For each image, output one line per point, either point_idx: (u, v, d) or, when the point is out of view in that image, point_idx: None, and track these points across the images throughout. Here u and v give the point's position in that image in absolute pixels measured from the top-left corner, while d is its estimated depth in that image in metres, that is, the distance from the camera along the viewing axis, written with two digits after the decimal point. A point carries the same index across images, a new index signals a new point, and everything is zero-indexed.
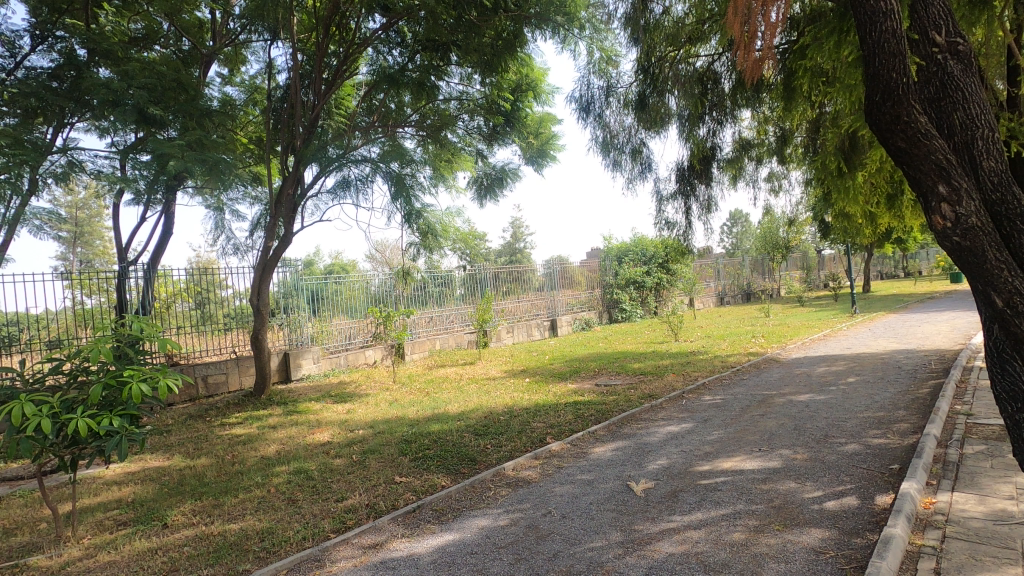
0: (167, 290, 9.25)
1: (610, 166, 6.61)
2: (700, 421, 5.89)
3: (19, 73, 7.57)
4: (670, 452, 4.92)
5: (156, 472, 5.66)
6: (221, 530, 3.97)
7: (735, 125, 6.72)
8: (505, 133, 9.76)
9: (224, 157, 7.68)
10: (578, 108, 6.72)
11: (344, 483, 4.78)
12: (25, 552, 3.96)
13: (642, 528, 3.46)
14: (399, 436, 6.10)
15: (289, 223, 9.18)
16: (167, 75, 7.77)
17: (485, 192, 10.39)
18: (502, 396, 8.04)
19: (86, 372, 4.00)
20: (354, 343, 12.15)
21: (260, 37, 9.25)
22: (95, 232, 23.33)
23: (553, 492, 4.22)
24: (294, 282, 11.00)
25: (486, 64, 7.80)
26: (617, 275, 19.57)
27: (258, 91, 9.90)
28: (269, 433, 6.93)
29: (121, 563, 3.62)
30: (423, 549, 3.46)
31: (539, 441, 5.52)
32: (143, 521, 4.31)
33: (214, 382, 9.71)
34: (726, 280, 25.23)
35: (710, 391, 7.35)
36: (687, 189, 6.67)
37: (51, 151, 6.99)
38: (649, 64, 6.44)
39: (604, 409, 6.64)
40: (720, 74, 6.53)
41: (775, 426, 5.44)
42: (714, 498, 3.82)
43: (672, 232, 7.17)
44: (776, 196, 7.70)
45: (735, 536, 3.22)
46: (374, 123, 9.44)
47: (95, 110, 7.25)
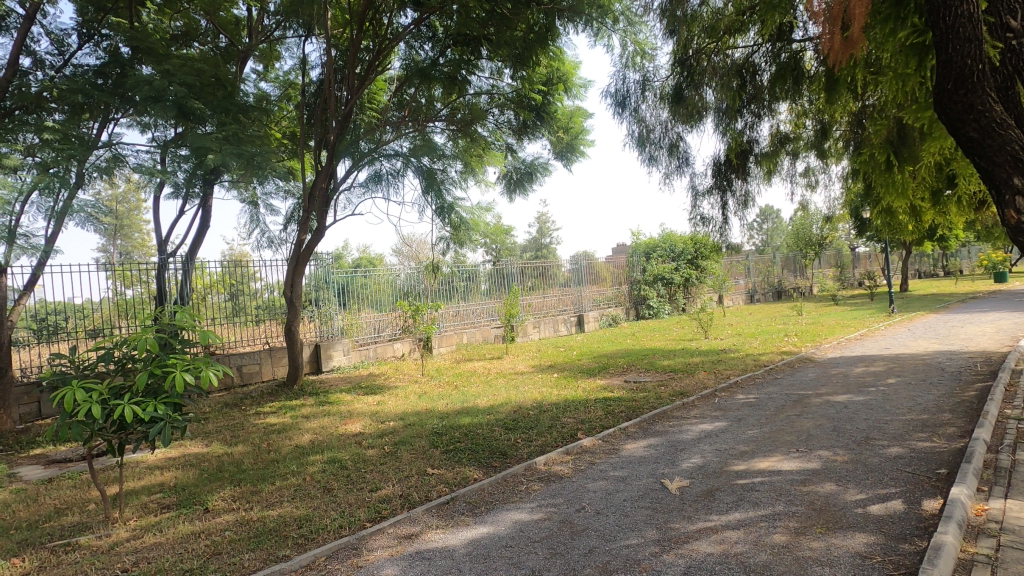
0: (204, 282, 9.49)
1: (646, 162, 6.52)
2: (734, 420, 5.79)
3: (66, 70, 7.87)
4: (703, 451, 4.85)
5: (196, 458, 5.82)
6: (261, 516, 4.06)
7: (773, 118, 6.52)
8: (536, 128, 9.75)
9: (259, 150, 7.84)
10: (614, 103, 6.64)
11: (377, 473, 4.85)
12: (76, 532, 4.13)
13: (679, 526, 3.42)
14: (430, 429, 6.15)
15: (322, 216, 9.31)
16: (207, 71, 7.99)
17: (515, 186, 10.43)
18: (531, 390, 8.06)
19: (133, 359, 4.09)
20: (383, 336, 12.30)
21: (295, 32, 9.40)
22: (134, 226, 23.95)
23: (586, 488, 4.20)
24: (323, 275, 11.19)
25: (518, 57, 7.78)
26: (645, 271, 19.28)
27: (292, 87, 10.14)
28: (303, 423, 7.07)
29: (166, 545, 3.73)
30: (458, 540, 3.48)
31: (571, 437, 5.51)
32: (185, 505, 4.43)
33: (248, 372, 9.98)
34: (757, 277, 24.75)
35: (743, 391, 7.20)
36: (723, 183, 6.54)
37: (96, 145, 7.21)
38: (685, 55, 6.38)
39: (634, 405, 6.57)
40: (759, 66, 6.32)
41: (813, 426, 5.32)
42: (752, 498, 3.75)
43: (707, 228, 7.04)
44: (812, 191, 7.48)
45: (776, 538, 3.15)
46: (405, 119, 9.51)
47: (137, 106, 7.42)
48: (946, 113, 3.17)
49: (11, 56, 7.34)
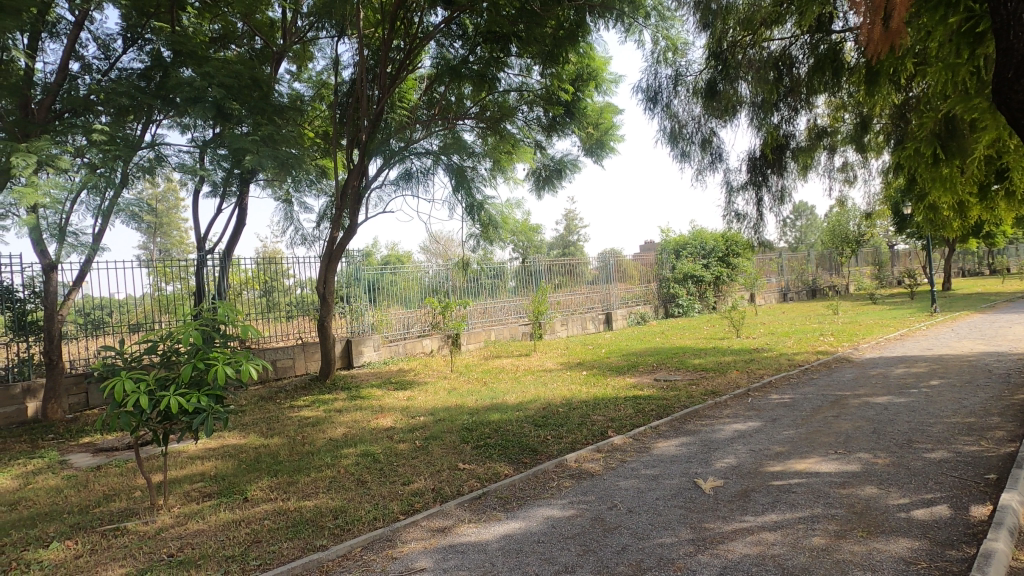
0: (239, 278, 9.75)
1: (678, 157, 6.50)
2: (768, 420, 5.67)
3: (112, 74, 8.18)
4: (737, 450, 4.78)
5: (235, 449, 5.99)
6: (298, 506, 4.16)
7: (810, 112, 6.37)
8: (565, 124, 9.71)
9: (293, 151, 7.99)
10: (645, 98, 6.62)
11: (409, 467, 4.91)
12: (124, 517, 4.30)
13: (713, 526, 3.38)
14: (460, 424, 6.21)
15: (354, 214, 9.44)
16: (244, 73, 8.20)
17: (544, 183, 10.45)
18: (560, 388, 8.03)
19: (177, 352, 4.23)
20: (412, 332, 12.44)
21: (328, 33, 9.58)
22: (174, 224, 24.78)
23: (617, 486, 4.18)
24: (353, 272, 11.41)
25: (548, 54, 7.79)
26: (674, 269, 19.00)
27: (325, 87, 10.32)
28: (336, 416, 7.22)
29: (209, 532, 3.86)
30: (490, 535, 3.51)
31: (600, 434, 5.49)
32: (226, 494, 4.57)
33: (282, 366, 10.25)
34: (789, 275, 24.19)
35: (778, 390, 7.06)
36: (758, 179, 6.44)
37: (140, 146, 7.45)
38: (720, 48, 6.24)
39: (665, 404, 6.50)
40: (796, 58, 6.09)
41: (851, 428, 5.18)
42: (789, 499, 3.68)
43: (741, 225, 6.91)
44: (851, 187, 7.27)
45: (814, 541, 3.09)
46: (435, 117, 9.64)
47: (178, 107, 7.64)
48: (1006, 102, 3.17)
49: (62, 62, 7.69)
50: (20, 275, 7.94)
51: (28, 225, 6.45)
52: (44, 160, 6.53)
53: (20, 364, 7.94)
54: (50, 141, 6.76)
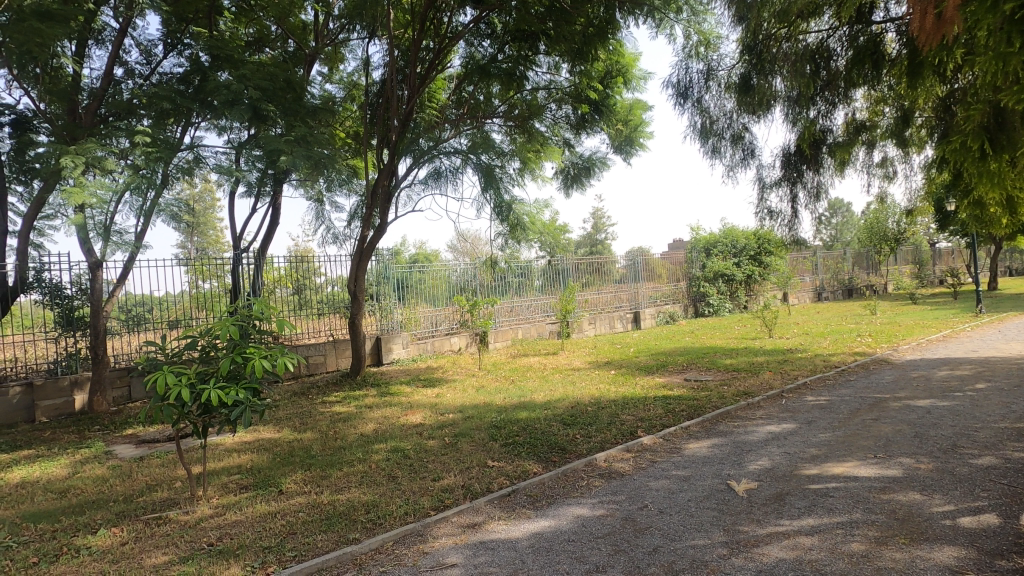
0: (273, 276, 9.96)
1: (709, 153, 6.47)
2: (804, 422, 5.54)
3: (154, 78, 8.48)
4: (772, 452, 4.68)
5: (270, 443, 6.14)
6: (331, 500, 4.25)
7: (848, 106, 6.19)
8: (594, 122, 9.73)
9: (326, 151, 8.14)
10: (676, 94, 6.54)
11: (438, 463, 4.96)
12: (166, 507, 4.45)
13: (747, 529, 3.32)
14: (488, 422, 6.24)
15: (384, 213, 9.57)
16: (278, 76, 8.40)
17: (572, 181, 10.47)
18: (588, 387, 7.99)
19: (215, 347, 4.33)
20: (440, 330, 12.55)
21: (359, 35, 9.70)
22: (210, 223, 25.52)
23: (648, 486, 4.14)
24: (383, 270, 11.52)
25: (577, 52, 7.76)
26: (705, 267, 18.70)
27: (356, 88, 10.45)
28: (367, 412, 7.33)
29: (247, 523, 3.96)
30: (520, 533, 3.52)
31: (630, 434, 5.45)
32: (262, 486, 4.69)
33: (314, 363, 10.48)
34: (825, 274, 23.54)
35: (813, 392, 6.89)
36: (793, 175, 6.41)
37: (180, 147, 7.68)
38: (754, 42, 6.08)
39: (696, 404, 6.41)
40: (834, 51, 5.90)
41: (892, 431, 5.02)
42: (826, 504, 3.58)
43: (775, 223, 6.76)
44: (891, 183, 7.04)
45: (853, 547, 3.01)
46: (464, 116, 9.72)
47: (215, 110, 7.86)
48: None
49: (107, 68, 7.99)
50: (68, 272, 8.30)
51: (75, 224, 6.74)
52: (90, 162, 6.81)
53: (69, 358, 8.30)
54: (97, 144, 7.03)
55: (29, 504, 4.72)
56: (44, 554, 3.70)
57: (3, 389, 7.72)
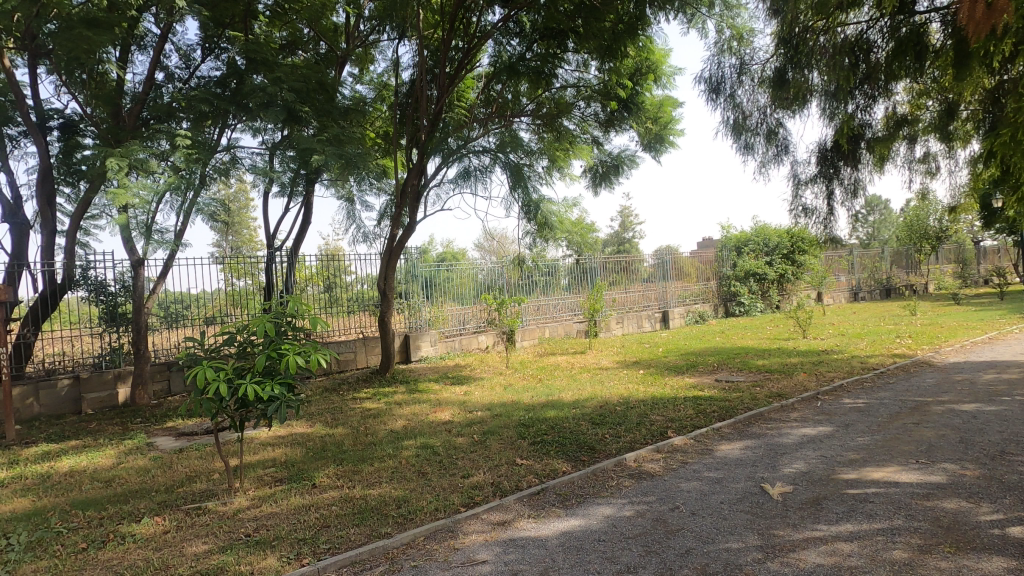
0: (304, 274, 10.16)
1: (742, 149, 6.35)
2: (841, 425, 5.40)
3: (192, 82, 8.74)
4: (807, 456, 4.57)
5: (302, 437, 6.28)
6: (363, 494, 4.32)
7: (888, 100, 5.98)
8: (623, 120, 9.66)
9: (357, 150, 8.28)
10: (708, 89, 6.43)
11: (468, 460, 4.99)
12: (205, 497, 4.59)
13: (782, 534, 3.24)
14: (516, 420, 6.25)
15: (413, 212, 9.65)
16: (311, 78, 8.57)
17: (601, 179, 10.40)
18: (616, 386, 7.94)
19: (251, 343, 4.44)
20: (468, 328, 12.63)
21: (389, 36, 9.81)
22: (244, 222, 26.25)
23: (680, 488, 4.09)
24: (411, 269, 11.63)
25: (606, 49, 7.71)
26: (735, 266, 18.37)
27: (386, 88, 10.59)
28: (396, 409, 7.43)
29: (282, 515, 4.07)
30: (550, 531, 3.52)
31: (660, 434, 5.39)
32: (296, 480, 4.80)
33: (345, 359, 10.67)
34: (861, 273, 22.86)
35: (850, 394, 6.70)
36: (829, 172, 6.27)
37: (217, 149, 7.89)
38: (790, 35, 5.92)
39: (727, 405, 6.30)
40: (874, 43, 5.70)
41: (934, 437, 4.84)
42: (865, 509, 3.48)
43: (809, 220, 6.60)
44: (933, 179, 6.79)
45: (895, 554, 2.92)
46: (492, 115, 9.76)
47: (250, 112, 8.06)
48: None
49: (148, 72, 8.25)
50: (112, 270, 8.62)
51: (120, 224, 7.00)
52: (134, 164, 7.06)
53: (112, 352, 8.62)
54: (140, 146, 7.28)
55: (77, 492, 4.92)
56: (92, 540, 3.86)
57: (52, 382, 8.07)
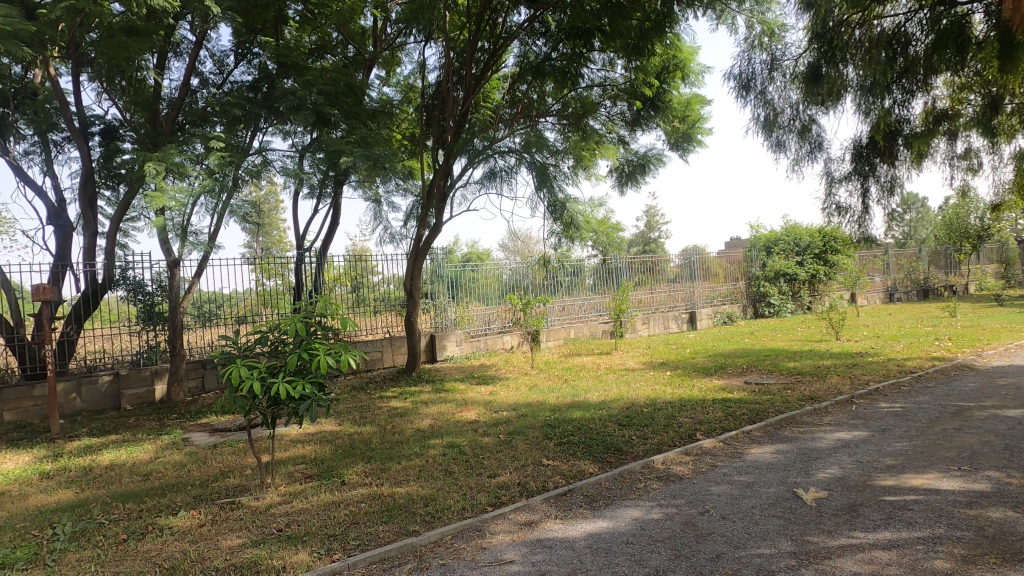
0: (333, 274, 10.32)
1: (773, 147, 6.21)
2: (877, 430, 5.24)
3: (226, 87, 8.97)
4: (842, 461, 4.45)
5: (331, 435, 6.38)
6: (391, 492, 4.37)
7: (927, 94, 5.77)
8: (650, 118, 9.57)
9: (385, 151, 8.38)
10: (738, 86, 6.32)
11: (494, 460, 5.00)
12: (239, 492, 4.70)
13: (817, 540, 3.17)
14: (542, 420, 6.24)
15: (439, 213, 9.71)
16: (340, 81, 8.70)
17: (627, 179, 10.31)
18: (643, 387, 7.87)
19: (283, 342, 4.53)
20: (493, 328, 12.67)
21: (415, 39, 9.91)
22: (275, 224, 26.85)
23: (709, 491, 4.03)
24: (436, 269, 11.71)
25: (633, 48, 7.66)
26: (765, 266, 18.02)
27: (413, 91, 10.70)
28: (423, 408, 7.50)
29: (313, 511, 4.14)
30: (577, 532, 3.50)
31: (688, 437, 5.31)
32: (325, 477, 4.88)
33: (372, 358, 10.83)
34: (897, 274, 22.19)
35: (887, 398, 6.50)
36: (864, 169, 6.04)
37: (250, 152, 8.07)
38: (823, 30, 5.76)
39: (757, 408, 6.18)
40: (912, 36, 5.55)
41: (977, 443, 4.67)
42: (904, 517, 3.37)
43: (843, 219, 6.42)
44: (975, 176, 6.55)
45: (936, 564, 2.82)
46: (518, 115, 9.77)
47: (281, 115, 8.22)
48: None
49: (184, 78, 8.50)
50: (149, 270, 8.89)
51: (157, 226, 7.22)
52: (171, 168, 7.28)
53: (149, 350, 8.89)
54: (177, 150, 7.49)
55: (117, 485, 5.09)
56: (132, 531, 3.99)
57: (93, 378, 8.38)
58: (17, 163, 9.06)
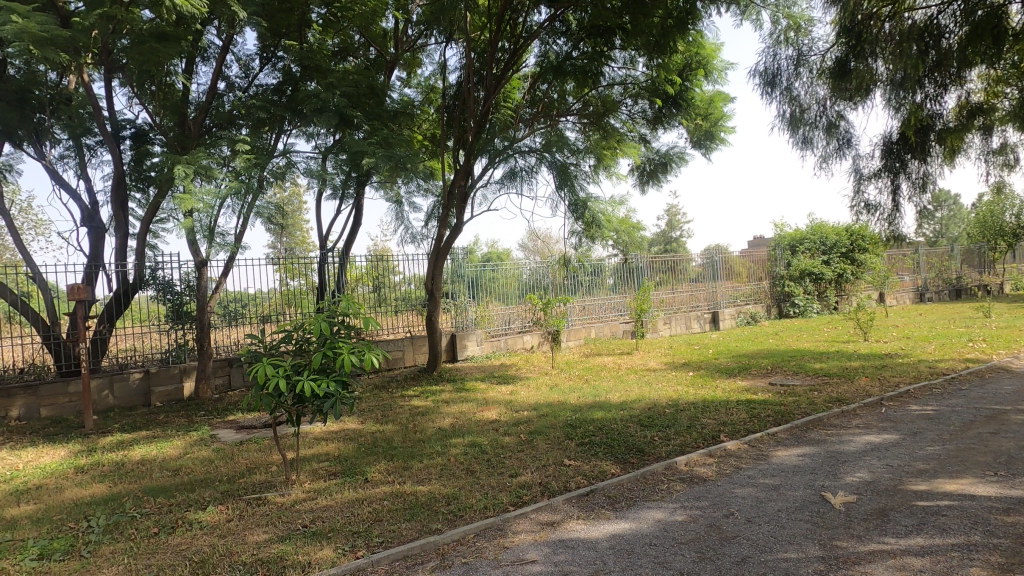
0: (355, 274, 10.44)
1: (799, 144, 6.08)
2: (908, 433, 5.11)
3: (251, 90, 9.14)
4: (872, 465, 4.35)
5: (354, 433, 6.45)
6: (413, 490, 4.41)
7: (961, 88, 5.58)
8: (672, 116, 9.44)
9: (406, 152, 8.43)
10: (763, 83, 6.23)
11: (515, 460, 5.01)
12: (264, 489, 4.79)
13: (846, 545, 3.10)
14: (563, 420, 6.22)
15: (460, 213, 9.75)
16: (362, 82, 8.79)
17: (649, 177, 10.23)
18: (665, 388, 7.79)
19: (307, 342, 4.58)
20: (513, 328, 12.68)
21: (436, 40, 9.97)
22: (298, 225, 27.27)
23: (733, 494, 3.97)
24: (457, 269, 11.78)
25: (654, 45, 7.59)
26: (790, 265, 17.71)
27: (433, 91, 10.74)
28: (444, 407, 7.54)
29: (337, 508, 4.19)
30: (600, 533, 3.49)
31: (712, 438, 5.24)
32: (349, 474, 4.94)
33: (393, 357, 10.93)
34: (928, 273, 21.60)
35: (918, 401, 6.33)
36: (894, 166, 5.91)
37: (275, 154, 8.21)
38: (852, 23, 5.66)
39: (782, 409, 6.07)
40: (946, 28, 5.40)
41: (1015, 448, 4.51)
42: (938, 523, 3.28)
43: (873, 217, 6.26)
44: (1011, 172, 6.31)
45: (972, 572, 2.73)
46: (538, 115, 9.76)
47: (305, 117, 8.35)
48: None
49: (211, 82, 8.68)
50: (178, 271, 9.10)
51: (186, 228, 7.38)
52: (199, 171, 7.44)
53: (177, 349, 9.09)
54: (205, 153, 7.66)
55: (148, 479, 5.23)
56: (163, 525, 4.09)
57: (125, 375, 8.61)
58: (53, 167, 9.37)
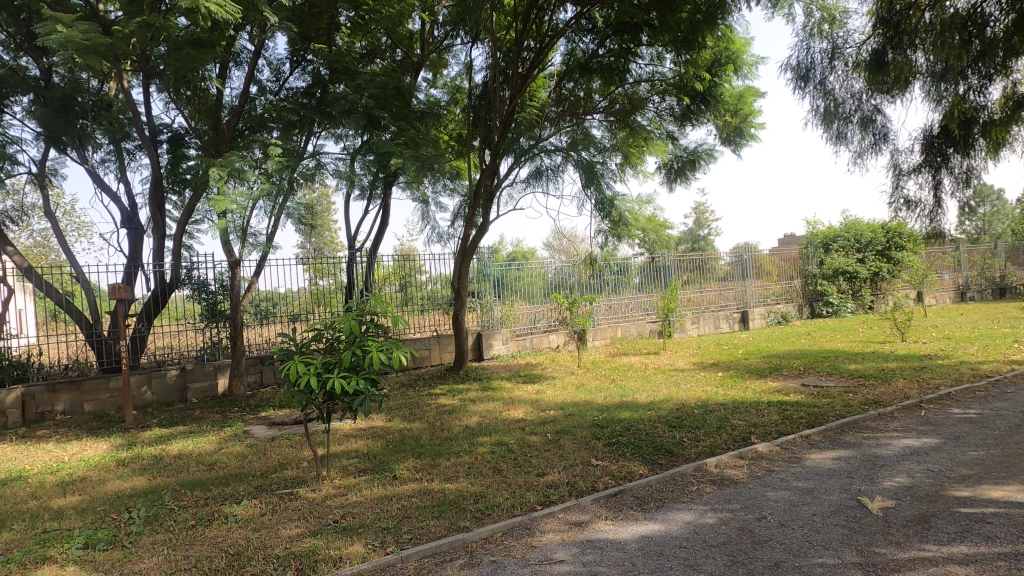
0: (382, 273, 10.56)
1: (833, 139, 5.92)
2: (950, 437, 4.93)
3: (282, 93, 9.32)
4: (911, 469, 4.21)
5: (382, 431, 6.53)
6: (441, 488, 4.44)
7: (1008, 78, 5.35)
8: (700, 113, 9.29)
9: (432, 151, 8.49)
10: (796, 77, 6.07)
11: (542, 459, 5.00)
12: (296, 484, 4.88)
13: (885, 552, 3.01)
14: (590, 420, 6.19)
15: (486, 213, 9.78)
16: (389, 84, 8.87)
17: (676, 175, 10.09)
18: (693, 388, 7.69)
19: (337, 340, 4.66)
20: (539, 327, 12.67)
21: (462, 40, 10.01)
22: (326, 226, 27.75)
23: (766, 497, 3.89)
24: (482, 268, 11.83)
25: (682, 41, 7.49)
26: (822, 264, 17.27)
27: (459, 91, 10.81)
28: (470, 406, 7.57)
29: (367, 504, 4.25)
30: (629, 535, 3.45)
31: (742, 440, 5.15)
32: (378, 471, 5.00)
33: (420, 356, 11.04)
34: (969, 271, 20.84)
35: (960, 404, 6.10)
36: (936, 161, 5.70)
37: (304, 155, 8.36)
38: (890, 13, 5.50)
39: (816, 412, 5.92)
40: (990, 16, 5.21)
41: None
42: (983, 531, 3.16)
43: (912, 213, 6.06)
44: None
45: None
46: (565, 113, 9.72)
47: (333, 119, 8.48)
48: None
49: (243, 86, 8.88)
50: (212, 270, 9.34)
51: (220, 228, 7.58)
52: (232, 172, 7.65)
53: (212, 346, 9.33)
54: (238, 156, 7.86)
55: (186, 473, 5.39)
56: (200, 518, 4.21)
57: (162, 372, 8.88)
58: (95, 171, 9.72)
